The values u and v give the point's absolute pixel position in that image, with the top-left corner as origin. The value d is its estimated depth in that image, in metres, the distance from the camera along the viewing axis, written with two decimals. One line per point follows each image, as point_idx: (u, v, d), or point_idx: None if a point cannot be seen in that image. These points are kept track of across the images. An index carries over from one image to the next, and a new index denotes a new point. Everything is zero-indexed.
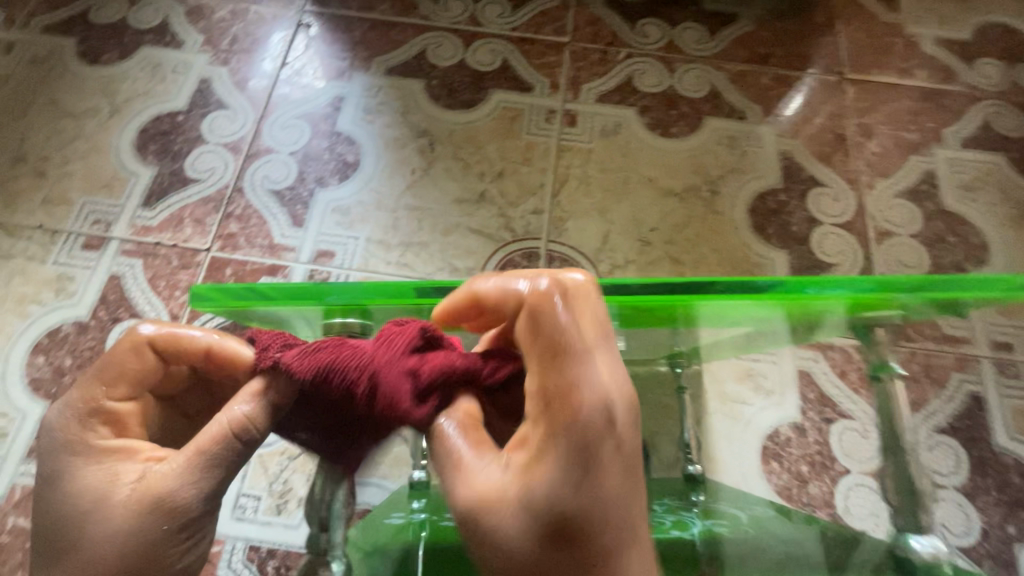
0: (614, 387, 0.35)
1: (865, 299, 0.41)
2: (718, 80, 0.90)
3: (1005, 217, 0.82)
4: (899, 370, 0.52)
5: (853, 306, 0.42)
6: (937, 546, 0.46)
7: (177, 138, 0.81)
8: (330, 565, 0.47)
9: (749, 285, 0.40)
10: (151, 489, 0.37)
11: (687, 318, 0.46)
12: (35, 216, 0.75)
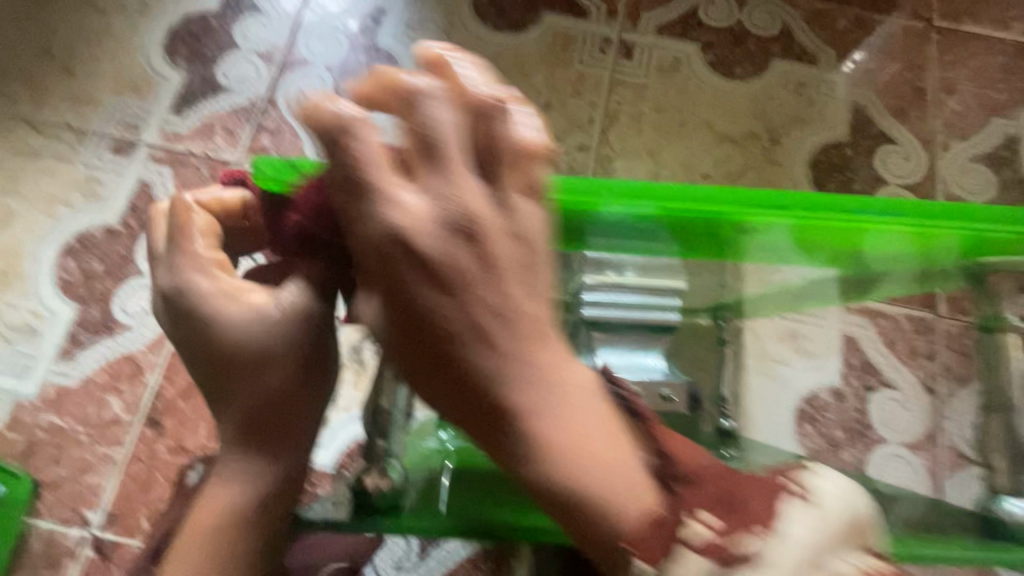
0: (428, 231, 0.29)
1: (972, 235, 0.38)
2: (791, 19, 0.82)
3: None
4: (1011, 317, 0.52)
5: (946, 244, 0.40)
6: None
7: (208, 41, 0.77)
8: (386, 471, 0.45)
9: (844, 210, 0.37)
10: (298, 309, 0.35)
11: (768, 248, 0.42)
12: (62, 114, 0.73)
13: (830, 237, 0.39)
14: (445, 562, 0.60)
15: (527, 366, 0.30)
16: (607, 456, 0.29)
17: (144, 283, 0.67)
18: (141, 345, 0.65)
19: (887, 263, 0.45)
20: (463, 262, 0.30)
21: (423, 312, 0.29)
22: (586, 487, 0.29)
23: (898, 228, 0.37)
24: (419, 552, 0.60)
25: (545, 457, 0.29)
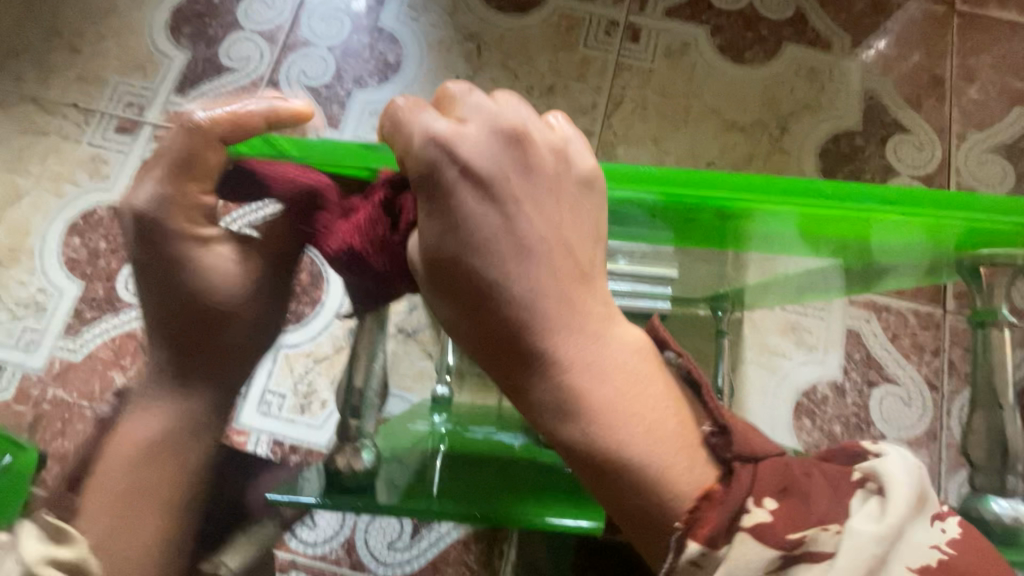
0: (479, 144, 0.28)
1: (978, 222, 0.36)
2: (806, 2, 0.79)
3: None
4: (1010, 319, 0.46)
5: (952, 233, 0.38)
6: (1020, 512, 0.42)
7: (212, 21, 0.77)
8: (360, 452, 0.43)
9: (848, 196, 0.35)
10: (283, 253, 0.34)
11: (769, 235, 0.41)
12: (69, 94, 0.73)
13: (835, 223, 0.38)
14: (437, 543, 0.61)
15: (561, 325, 0.28)
16: (650, 413, 0.28)
17: None
18: None
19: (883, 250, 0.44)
20: (510, 178, 0.28)
21: (452, 261, 0.28)
22: (626, 446, 0.27)
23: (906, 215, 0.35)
24: (412, 533, 0.61)
25: (591, 418, 0.28)
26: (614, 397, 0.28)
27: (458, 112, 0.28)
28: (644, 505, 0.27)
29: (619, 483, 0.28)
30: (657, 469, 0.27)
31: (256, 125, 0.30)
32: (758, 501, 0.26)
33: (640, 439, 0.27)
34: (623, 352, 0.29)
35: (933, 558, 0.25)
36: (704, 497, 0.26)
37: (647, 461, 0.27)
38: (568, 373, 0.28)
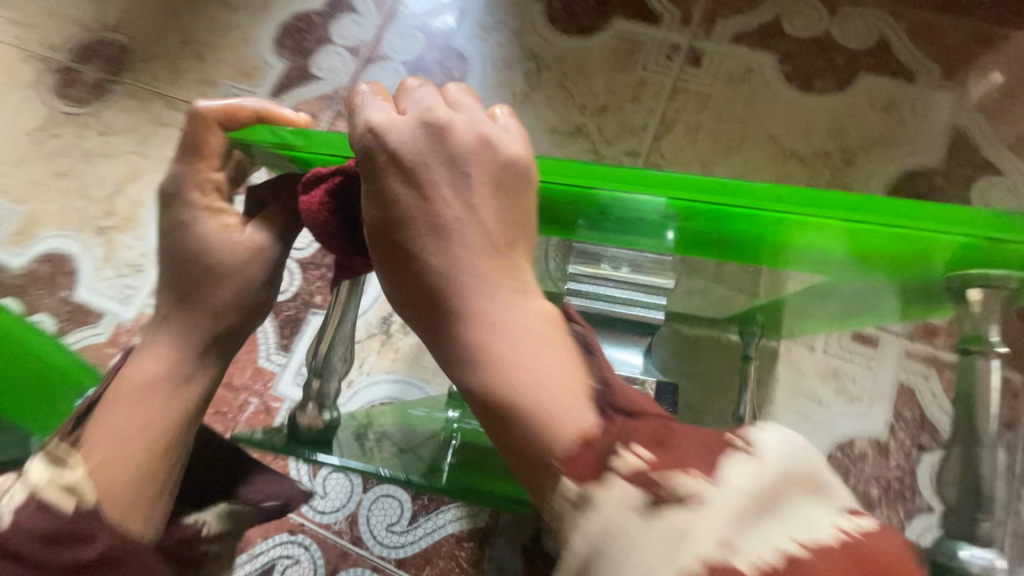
0: (404, 124, 0.31)
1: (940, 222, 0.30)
2: (891, 32, 0.74)
3: None
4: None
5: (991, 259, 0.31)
6: None
7: (310, 35, 0.87)
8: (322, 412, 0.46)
9: (849, 202, 0.30)
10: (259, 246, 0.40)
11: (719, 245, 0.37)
12: (188, 93, 0.87)
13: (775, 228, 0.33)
14: (433, 532, 0.63)
15: (475, 286, 0.30)
16: (547, 367, 0.28)
17: None
18: None
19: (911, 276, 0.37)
20: (429, 154, 0.31)
21: (378, 223, 0.31)
22: (507, 397, 0.27)
23: (842, 214, 0.30)
24: (410, 519, 0.63)
25: (487, 368, 0.28)
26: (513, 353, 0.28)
27: (402, 107, 0.32)
28: (527, 458, 0.27)
29: (506, 434, 0.27)
30: (542, 421, 0.26)
31: (247, 116, 0.35)
32: (628, 449, 0.24)
33: (522, 384, 0.27)
34: (529, 314, 0.30)
35: (831, 536, 0.22)
36: (578, 444, 0.25)
37: (532, 410, 0.26)
38: (476, 326, 0.29)
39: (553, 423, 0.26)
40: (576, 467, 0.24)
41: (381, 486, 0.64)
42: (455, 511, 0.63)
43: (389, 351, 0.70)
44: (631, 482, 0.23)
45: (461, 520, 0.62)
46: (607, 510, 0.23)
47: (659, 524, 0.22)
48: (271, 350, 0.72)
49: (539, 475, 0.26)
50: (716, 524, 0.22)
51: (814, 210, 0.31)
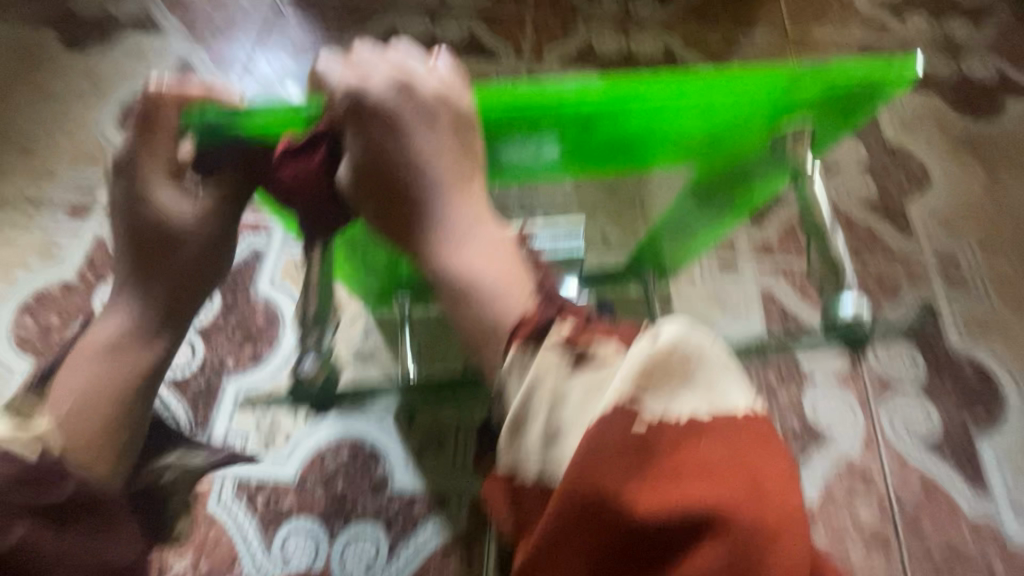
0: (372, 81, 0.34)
1: (788, 94, 0.38)
2: (672, 43, 0.96)
3: (945, 147, 0.86)
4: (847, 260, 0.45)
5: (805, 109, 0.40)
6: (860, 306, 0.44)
7: None
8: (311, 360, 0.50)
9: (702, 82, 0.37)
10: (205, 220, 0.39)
11: (612, 149, 0.43)
12: (18, 189, 0.78)
13: (675, 121, 0.40)
14: (416, 556, 0.60)
15: (440, 201, 0.35)
16: (493, 256, 0.34)
17: None
18: None
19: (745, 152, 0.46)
20: (399, 104, 0.34)
21: (354, 163, 0.34)
22: (465, 281, 0.33)
23: (724, 97, 0.38)
24: (388, 553, 0.60)
25: (444, 261, 0.34)
26: (461, 256, 0.34)
27: (352, 62, 0.35)
28: (478, 330, 0.32)
29: (458, 308, 0.33)
30: (489, 298, 0.32)
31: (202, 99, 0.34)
32: (565, 318, 0.30)
33: (476, 273, 0.33)
34: (476, 222, 0.35)
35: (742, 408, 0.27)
36: (523, 317, 0.30)
37: (484, 287, 0.32)
38: (432, 233, 0.34)
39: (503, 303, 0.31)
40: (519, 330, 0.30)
41: (349, 528, 0.60)
42: (434, 525, 0.61)
43: None
44: (563, 348, 0.28)
45: (442, 532, 0.61)
46: (542, 373, 0.28)
47: (581, 382, 0.27)
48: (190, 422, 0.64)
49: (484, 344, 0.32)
50: (628, 377, 0.26)
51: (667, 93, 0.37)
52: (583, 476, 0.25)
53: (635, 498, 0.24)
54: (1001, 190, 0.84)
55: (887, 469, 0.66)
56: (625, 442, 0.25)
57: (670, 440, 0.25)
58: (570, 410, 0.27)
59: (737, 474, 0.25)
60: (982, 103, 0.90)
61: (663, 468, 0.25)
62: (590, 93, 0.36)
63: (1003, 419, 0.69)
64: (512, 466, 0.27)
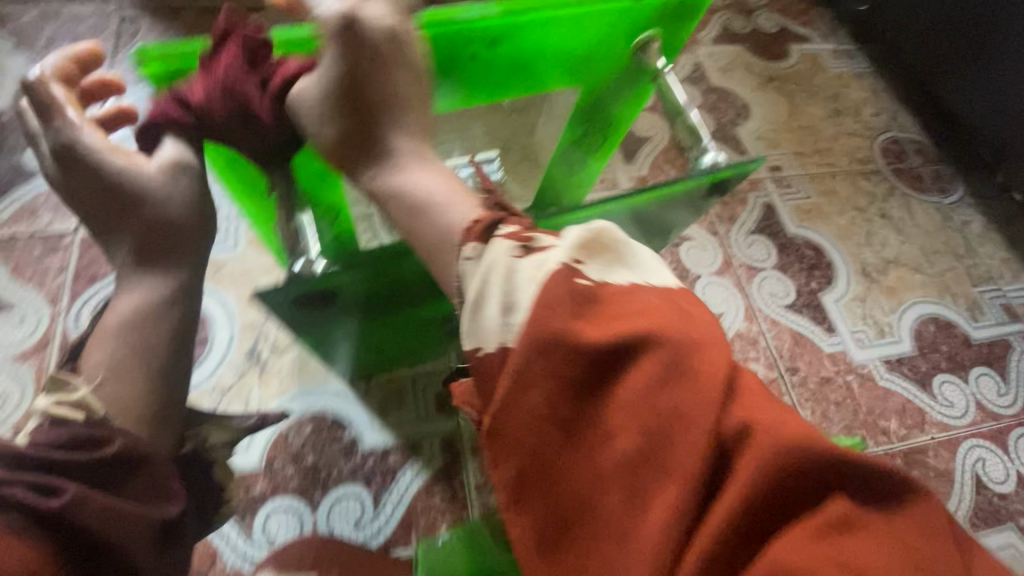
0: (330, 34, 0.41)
1: (637, 6, 0.46)
2: None
3: (754, 84, 1.08)
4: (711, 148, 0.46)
5: (649, 20, 0.48)
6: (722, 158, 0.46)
7: (7, 134, 0.78)
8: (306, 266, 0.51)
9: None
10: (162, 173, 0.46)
11: (501, 74, 0.49)
12: None
13: (550, 34, 0.46)
14: (402, 499, 0.63)
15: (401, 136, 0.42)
16: (442, 185, 0.40)
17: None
18: (10, 427, 0.61)
19: (607, 72, 0.53)
20: (352, 55, 0.41)
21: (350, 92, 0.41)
22: (413, 198, 0.39)
23: (586, 12, 0.45)
24: (375, 504, 0.63)
25: (398, 191, 0.40)
26: (414, 192, 0.40)
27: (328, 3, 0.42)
28: (436, 240, 0.37)
29: (412, 222, 0.39)
30: (444, 213, 0.38)
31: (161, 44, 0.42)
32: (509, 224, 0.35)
33: (421, 194, 0.39)
34: (419, 162, 0.41)
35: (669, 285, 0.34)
36: (475, 222, 0.36)
37: (434, 203, 0.39)
38: (385, 172, 0.41)
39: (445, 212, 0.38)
40: (474, 235, 0.35)
41: (331, 493, 0.62)
42: (412, 469, 0.65)
43: (270, 377, 0.67)
44: (515, 239, 0.34)
45: (421, 473, 0.65)
46: (496, 255, 0.33)
47: (531, 258, 0.32)
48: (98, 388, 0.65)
49: (442, 251, 0.37)
50: (567, 252, 0.33)
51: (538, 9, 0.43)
52: (539, 325, 0.29)
53: (584, 335, 0.29)
54: (799, 110, 1.06)
55: (766, 332, 0.82)
56: (570, 294, 0.30)
57: (608, 293, 0.31)
58: (523, 282, 0.31)
59: (665, 315, 0.30)
60: (773, 48, 1.13)
61: (603, 314, 0.30)
62: (489, 16, 0.43)
63: (835, 278, 0.89)
64: (475, 338, 0.32)
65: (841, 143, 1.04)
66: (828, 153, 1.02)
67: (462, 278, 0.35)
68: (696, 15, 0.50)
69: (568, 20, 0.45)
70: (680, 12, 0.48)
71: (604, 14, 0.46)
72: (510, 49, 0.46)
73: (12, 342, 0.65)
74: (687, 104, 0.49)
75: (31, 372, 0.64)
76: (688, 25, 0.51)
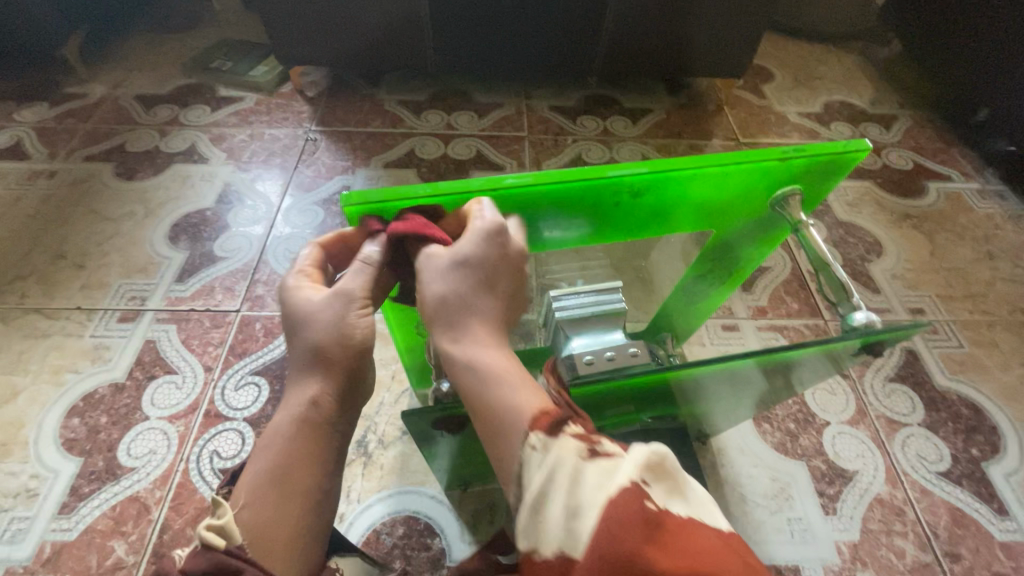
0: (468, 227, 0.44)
1: (780, 168, 0.47)
2: (648, 151, 1.14)
3: (888, 221, 1.02)
4: (861, 316, 0.43)
5: (790, 178, 0.49)
6: (874, 318, 0.43)
7: (206, 226, 0.95)
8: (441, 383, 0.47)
9: (708, 161, 0.45)
10: (345, 291, 0.43)
11: (632, 217, 0.51)
12: (72, 300, 0.84)
13: (689, 189, 0.47)
14: None
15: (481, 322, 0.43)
16: (511, 371, 0.41)
17: (149, 426, 0.71)
18: (147, 484, 0.67)
19: (736, 218, 0.54)
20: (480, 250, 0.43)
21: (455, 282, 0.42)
22: (488, 384, 0.39)
23: (731, 172, 0.46)
24: None
25: (466, 364, 0.41)
26: (479, 374, 0.40)
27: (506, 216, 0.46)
28: (499, 422, 0.38)
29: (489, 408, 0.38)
30: (512, 397, 0.38)
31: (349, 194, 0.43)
32: (575, 426, 0.36)
33: (501, 390, 0.39)
34: (492, 345, 0.42)
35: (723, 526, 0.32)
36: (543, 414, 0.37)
37: (506, 396, 0.39)
38: (458, 349, 0.41)
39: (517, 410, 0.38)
40: (543, 426, 0.36)
41: None
42: None
43: (373, 470, 0.69)
44: (581, 442, 0.34)
45: None
46: (562, 453, 0.33)
47: (596, 464, 0.32)
48: (248, 407, 0.73)
49: (504, 436, 0.37)
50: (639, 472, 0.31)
51: (683, 170, 0.45)
52: (603, 542, 0.28)
53: (654, 561, 0.27)
54: (942, 251, 0.99)
55: (915, 503, 0.70)
56: (638, 515, 0.29)
57: (668, 522, 0.29)
58: (587, 489, 0.31)
59: (738, 564, 0.28)
60: (906, 186, 1.09)
61: (671, 543, 0.28)
62: (636, 176, 0.44)
63: (1003, 446, 0.75)
64: (532, 536, 0.31)
65: (998, 289, 0.93)
66: (983, 300, 0.92)
67: (523, 468, 0.35)
68: (834, 178, 0.50)
69: (711, 178, 0.46)
70: (821, 174, 0.49)
71: (749, 172, 0.47)
72: (646, 199, 0.48)
73: (168, 403, 0.74)
74: (831, 260, 0.48)
75: (176, 433, 0.71)
76: (825, 184, 0.51)
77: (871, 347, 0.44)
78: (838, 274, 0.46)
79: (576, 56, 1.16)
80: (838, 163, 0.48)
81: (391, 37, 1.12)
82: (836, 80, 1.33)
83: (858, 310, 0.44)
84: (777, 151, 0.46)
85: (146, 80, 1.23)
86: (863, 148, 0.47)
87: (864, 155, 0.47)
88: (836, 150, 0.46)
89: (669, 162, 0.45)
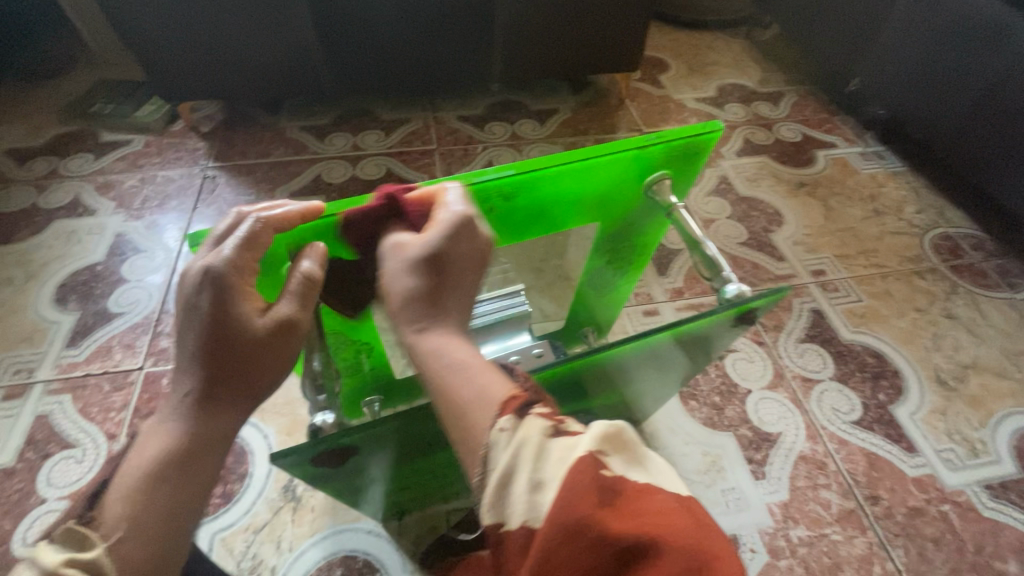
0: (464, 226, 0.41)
1: (646, 154, 0.48)
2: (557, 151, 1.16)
3: (785, 191, 1.09)
4: (733, 289, 0.45)
5: (659, 162, 0.50)
6: (745, 288, 0.45)
7: (98, 283, 0.88)
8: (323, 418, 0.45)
9: (578, 157, 0.46)
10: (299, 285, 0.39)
11: (516, 219, 0.51)
12: None
13: (564, 184, 0.48)
14: None
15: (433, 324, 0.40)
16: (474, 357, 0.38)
17: (47, 509, 0.65)
18: None
19: (620, 207, 0.56)
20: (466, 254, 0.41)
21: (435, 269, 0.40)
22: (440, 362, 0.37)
23: (600, 163, 0.47)
24: None
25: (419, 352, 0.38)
26: (443, 356, 0.38)
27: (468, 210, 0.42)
28: (456, 406, 0.35)
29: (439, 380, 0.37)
30: (479, 382, 0.36)
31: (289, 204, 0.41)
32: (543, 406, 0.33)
33: (458, 371, 0.37)
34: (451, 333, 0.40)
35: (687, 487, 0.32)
36: (512, 399, 0.34)
37: (468, 373, 0.36)
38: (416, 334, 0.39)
39: (474, 389, 0.35)
40: (510, 408, 0.33)
41: None
42: None
43: (303, 514, 0.65)
44: (549, 422, 0.32)
45: None
46: (529, 432, 0.31)
47: (561, 441, 0.31)
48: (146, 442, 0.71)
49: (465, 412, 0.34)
50: (595, 437, 0.31)
51: (555, 168, 0.45)
52: (562, 513, 0.28)
53: (606, 526, 0.27)
54: (836, 213, 1.05)
55: (835, 454, 0.74)
56: (594, 483, 0.28)
57: (631, 488, 0.29)
58: (552, 465, 0.30)
59: (689, 522, 0.28)
60: (797, 157, 1.16)
61: (626, 509, 0.28)
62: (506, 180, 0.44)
63: (905, 388, 0.81)
64: (499, 512, 0.30)
65: (887, 241, 1.01)
66: (875, 254, 0.99)
67: (488, 451, 0.31)
68: (698, 159, 0.53)
69: (584, 171, 0.47)
70: (685, 155, 0.51)
71: (618, 161, 0.48)
72: (528, 198, 0.48)
73: (68, 480, 0.68)
74: (701, 237, 0.50)
75: None
76: (690, 168, 0.54)
77: (749, 316, 0.46)
78: (708, 250, 0.48)
79: (474, 64, 1.17)
80: (696, 146, 0.50)
81: (281, 64, 1.09)
82: (726, 64, 1.40)
83: (731, 282, 0.45)
84: (640, 139, 0.47)
85: (16, 134, 1.13)
86: (716, 128, 0.49)
87: (717, 135, 0.50)
88: (694, 132, 0.48)
89: (544, 160, 0.45)
